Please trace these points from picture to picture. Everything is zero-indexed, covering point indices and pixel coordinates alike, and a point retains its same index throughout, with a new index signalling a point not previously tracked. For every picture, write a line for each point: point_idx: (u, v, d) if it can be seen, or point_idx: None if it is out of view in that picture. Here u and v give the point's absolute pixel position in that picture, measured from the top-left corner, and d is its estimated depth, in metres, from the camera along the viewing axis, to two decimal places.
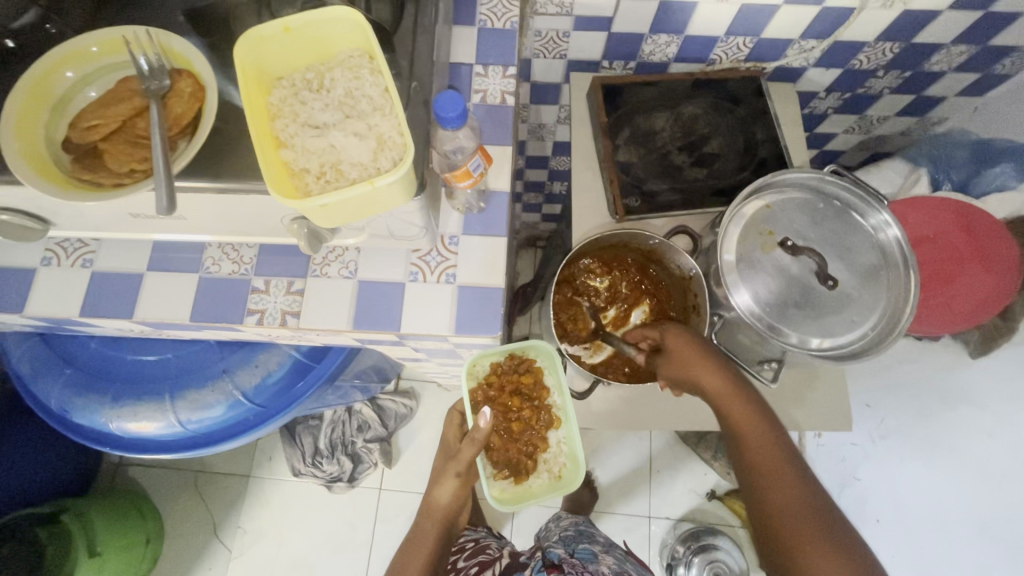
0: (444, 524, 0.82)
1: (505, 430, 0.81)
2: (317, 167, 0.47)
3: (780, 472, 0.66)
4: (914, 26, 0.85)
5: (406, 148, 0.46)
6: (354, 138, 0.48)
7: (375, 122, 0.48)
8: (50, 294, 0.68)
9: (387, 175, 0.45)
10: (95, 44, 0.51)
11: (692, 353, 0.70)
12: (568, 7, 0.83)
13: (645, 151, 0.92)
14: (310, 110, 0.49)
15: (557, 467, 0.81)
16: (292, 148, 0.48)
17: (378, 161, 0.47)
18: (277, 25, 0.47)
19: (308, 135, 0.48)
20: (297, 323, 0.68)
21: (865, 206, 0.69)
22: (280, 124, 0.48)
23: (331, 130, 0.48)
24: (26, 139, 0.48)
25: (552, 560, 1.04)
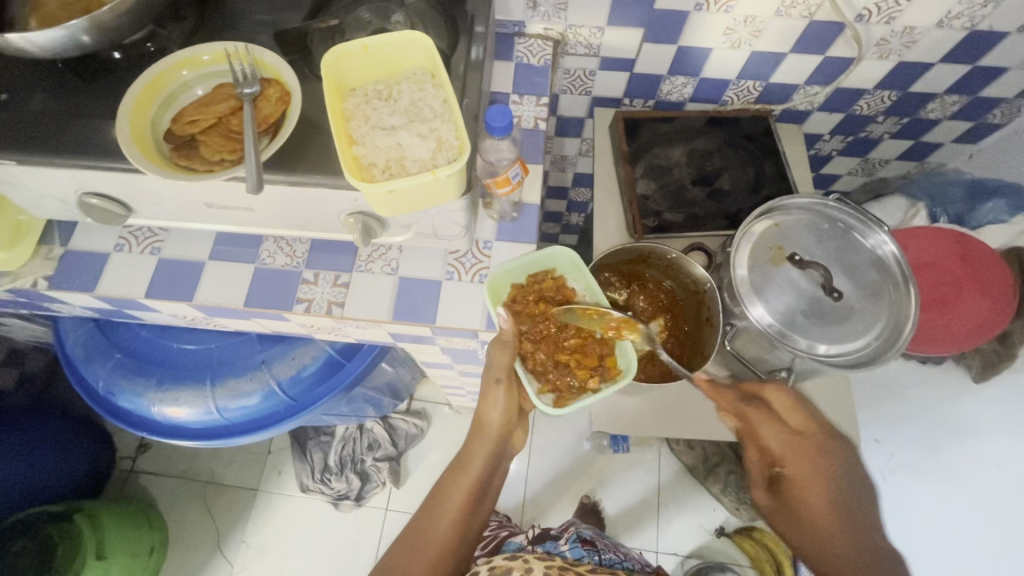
0: (496, 444, 0.79)
1: (541, 342, 0.75)
2: (384, 162, 0.55)
3: None
4: (908, 76, 0.94)
5: (462, 149, 0.54)
6: (418, 139, 0.56)
7: (436, 128, 0.56)
8: (119, 275, 0.74)
9: (446, 168, 0.53)
10: (206, 53, 0.60)
11: (800, 494, 0.69)
12: (596, 48, 0.93)
13: (663, 178, 0.99)
14: (380, 115, 0.57)
15: (613, 362, 0.75)
16: (363, 145, 0.56)
17: (437, 158, 0.55)
18: (358, 44, 0.57)
19: (376, 136, 0.56)
20: (341, 312, 0.73)
21: (866, 228, 0.75)
22: (354, 125, 0.57)
23: (398, 133, 0.56)
24: (138, 130, 0.56)
25: (585, 536, 1.22)
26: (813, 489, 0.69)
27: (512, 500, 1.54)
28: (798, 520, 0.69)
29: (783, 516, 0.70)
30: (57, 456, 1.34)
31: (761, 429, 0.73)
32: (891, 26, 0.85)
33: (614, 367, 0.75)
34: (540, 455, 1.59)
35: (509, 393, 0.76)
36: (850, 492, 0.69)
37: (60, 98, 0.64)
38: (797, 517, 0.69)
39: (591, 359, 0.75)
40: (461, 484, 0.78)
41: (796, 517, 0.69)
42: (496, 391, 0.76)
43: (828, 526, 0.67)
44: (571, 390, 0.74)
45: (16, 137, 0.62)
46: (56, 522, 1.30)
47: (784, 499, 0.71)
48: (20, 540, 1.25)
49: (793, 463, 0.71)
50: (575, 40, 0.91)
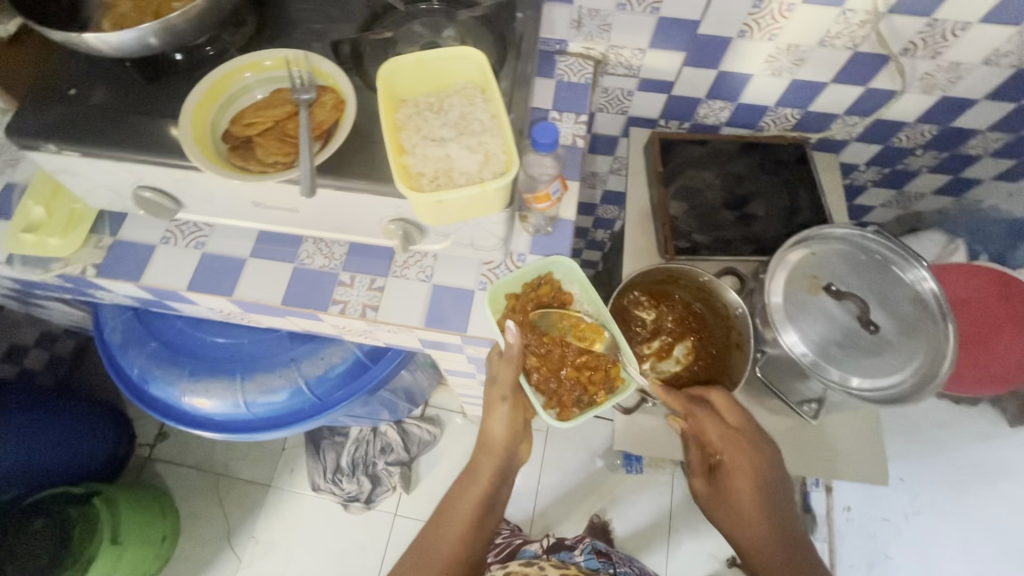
0: (503, 458, 0.78)
1: (546, 352, 0.76)
2: (432, 172, 0.56)
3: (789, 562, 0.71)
4: (950, 111, 0.94)
5: (509, 163, 0.56)
6: (467, 152, 0.57)
7: (485, 141, 0.58)
8: (164, 267, 0.77)
9: (494, 182, 0.54)
10: (269, 59, 0.62)
11: (732, 488, 0.74)
12: (636, 70, 0.94)
13: (696, 200, 0.99)
14: (431, 126, 0.59)
15: (613, 364, 0.75)
16: (413, 155, 0.57)
17: (485, 171, 0.56)
18: (413, 57, 0.59)
19: (426, 147, 0.58)
20: (374, 316, 0.75)
21: (905, 262, 0.74)
22: (405, 135, 0.58)
23: (447, 145, 0.58)
24: (198, 129, 0.59)
25: (599, 547, 1.24)
26: (747, 484, 0.73)
27: (520, 513, 1.53)
28: (726, 508, 0.75)
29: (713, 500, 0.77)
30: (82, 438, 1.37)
31: (699, 428, 0.76)
32: (937, 61, 0.85)
33: (616, 368, 0.75)
34: (552, 469, 1.58)
35: (513, 409, 0.76)
36: (775, 487, 0.73)
37: (123, 94, 0.67)
38: (724, 504, 0.76)
39: (593, 364, 0.76)
40: (467, 499, 0.78)
41: (725, 505, 0.76)
42: (499, 407, 0.75)
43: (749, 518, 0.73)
44: (577, 401, 0.75)
45: (81, 129, 0.64)
46: (77, 504, 1.34)
47: (718, 487, 0.76)
48: (41, 520, 1.28)
49: (726, 459, 0.74)
50: (616, 61, 0.93)
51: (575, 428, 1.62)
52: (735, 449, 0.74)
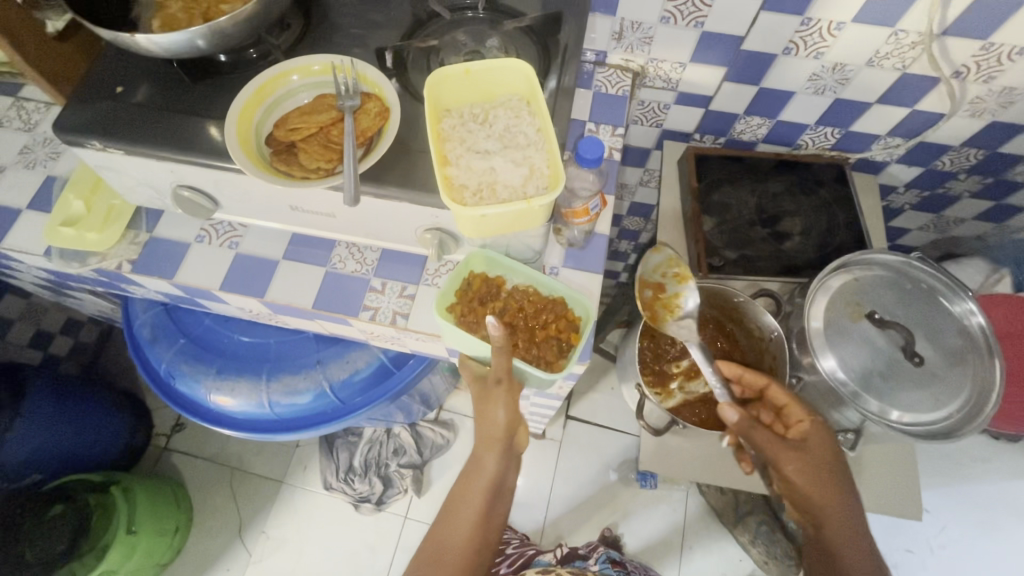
0: (505, 452, 0.75)
1: (508, 329, 0.71)
2: (475, 184, 0.56)
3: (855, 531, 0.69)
4: (999, 136, 0.91)
5: (554, 178, 0.55)
6: (511, 165, 0.57)
7: (530, 155, 0.58)
8: (198, 265, 0.77)
9: (540, 198, 0.54)
10: (316, 64, 0.62)
11: (826, 460, 0.69)
12: (674, 83, 0.93)
13: (731, 217, 0.97)
14: (475, 138, 0.59)
15: (566, 307, 0.72)
16: (457, 166, 0.57)
17: (529, 185, 0.56)
18: (460, 68, 0.59)
19: (470, 158, 0.58)
20: (405, 324, 0.74)
21: (952, 293, 0.72)
22: (449, 146, 0.58)
23: (492, 157, 0.58)
24: (243, 131, 0.59)
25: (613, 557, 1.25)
26: (827, 452, 0.70)
27: (531, 522, 1.51)
28: (824, 485, 0.68)
29: (806, 482, 0.68)
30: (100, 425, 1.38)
31: (788, 399, 0.71)
32: (989, 85, 0.83)
33: (570, 311, 0.72)
34: (565, 480, 1.56)
35: (509, 394, 0.71)
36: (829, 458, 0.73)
37: (167, 93, 0.67)
38: (821, 480, 0.68)
39: (551, 314, 0.71)
40: (474, 492, 0.75)
41: (824, 481, 0.68)
42: (496, 394, 0.71)
43: (843, 489, 0.69)
44: (561, 352, 0.71)
45: (124, 128, 0.65)
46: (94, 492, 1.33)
47: (810, 464, 0.68)
48: (60, 505, 1.26)
49: (818, 428, 0.70)
50: (655, 73, 0.91)
51: (589, 439, 1.60)
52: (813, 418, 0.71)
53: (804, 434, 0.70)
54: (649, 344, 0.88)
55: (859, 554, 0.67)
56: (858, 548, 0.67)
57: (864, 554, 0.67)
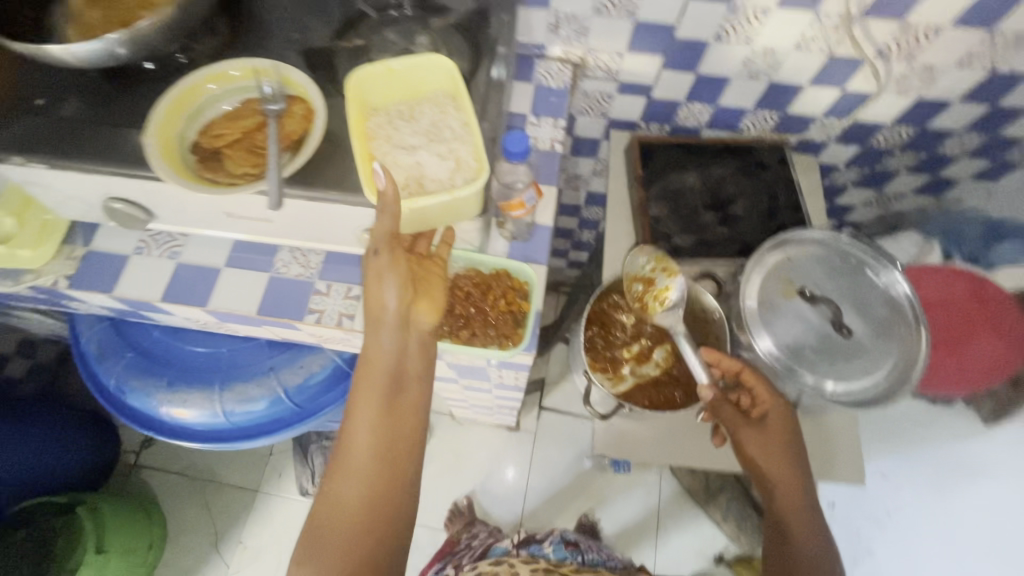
0: (398, 335, 0.63)
1: (460, 315, 0.72)
2: (403, 180, 0.59)
3: (816, 523, 0.73)
4: (927, 112, 0.94)
5: (479, 171, 0.59)
6: (438, 160, 0.60)
7: (457, 149, 0.60)
8: (137, 278, 0.76)
9: (463, 190, 0.58)
10: (234, 68, 0.61)
11: (782, 439, 0.75)
12: (614, 73, 0.94)
13: (677, 204, 0.98)
14: (402, 134, 0.62)
15: (510, 278, 0.73)
16: (383, 163, 0.60)
17: (455, 179, 0.59)
18: (382, 66, 0.60)
19: (396, 157, 0.60)
20: (351, 325, 0.74)
21: (879, 266, 0.75)
22: (376, 145, 0.61)
23: (419, 154, 0.61)
24: (166, 141, 0.58)
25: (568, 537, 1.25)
26: (784, 432, 0.75)
27: (510, 514, 1.53)
28: (781, 463, 0.74)
29: (764, 459, 0.74)
30: (62, 449, 1.34)
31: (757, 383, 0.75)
32: (911, 63, 0.85)
33: (516, 281, 0.73)
34: (541, 471, 1.58)
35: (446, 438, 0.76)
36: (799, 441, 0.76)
37: (92, 104, 0.66)
38: (779, 457, 0.74)
39: (496, 289, 0.72)
40: (373, 376, 0.64)
41: (781, 458, 0.74)
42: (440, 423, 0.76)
43: (797, 466, 0.74)
44: (517, 323, 0.72)
45: (47, 142, 0.63)
46: (59, 515, 1.31)
47: (769, 442, 0.74)
48: (22, 532, 1.24)
49: (778, 410, 0.75)
50: (595, 64, 0.92)
51: (563, 428, 1.62)
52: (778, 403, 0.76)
53: (765, 414, 0.76)
54: (599, 330, 0.89)
55: (812, 540, 0.71)
56: (810, 530, 0.72)
57: (819, 538, 0.71)
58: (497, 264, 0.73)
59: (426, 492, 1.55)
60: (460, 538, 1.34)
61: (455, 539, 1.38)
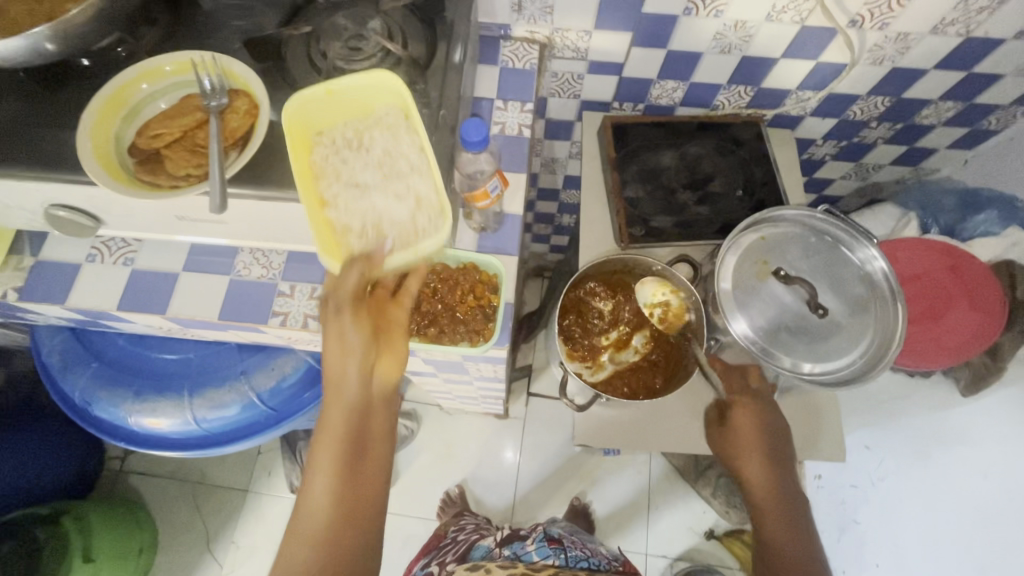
0: (356, 402, 0.63)
1: (429, 313, 0.70)
2: (362, 227, 0.60)
3: (791, 513, 0.78)
4: (904, 81, 0.92)
5: (441, 211, 0.60)
6: (395, 199, 0.61)
7: (413, 184, 0.60)
8: (91, 287, 0.73)
9: (429, 239, 0.59)
10: (168, 64, 0.59)
11: (751, 436, 0.79)
12: (583, 52, 0.90)
13: (653, 186, 0.96)
14: (353, 169, 0.61)
15: (478, 272, 0.71)
16: (336, 207, 0.60)
17: (415, 220, 0.60)
18: (323, 91, 0.58)
19: (349, 196, 0.60)
20: (317, 326, 0.72)
21: (855, 242, 0.74)
22: (326, 183, 0.60)
23: (374, 192, 0.61)
24: (101, 144, 0.55)
25: (553, 535, 1.22)
26: (751, 430, 0.79)
27: (502, 501, 1.53)
28: (750, 461, 0.79)
29: (733, 458, 0.80)
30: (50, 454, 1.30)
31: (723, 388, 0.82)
32: (885, 32, 0.83)
33: (484, 274, 0.71)
34: (531, 457, 1.58)
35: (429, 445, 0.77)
36: (777, 434, 0.79)
37: (23, 104, 0.61)
38: (748, 454, 0.78)
39: (464, 284, 0.70)
40: (329, 441, 0.63)
41: (751, 457, 0.79)
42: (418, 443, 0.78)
43: (767, 461, 0.78)
44: (488, 318, 0.70)
45: None
46: (43, 525, 1.26)
47: (736, 441, 0.79)
48: (8, 542, 1.19)
49: (744, 408, 0.80)
50: (562, 43, 0.89)
51: (552, 413, 1.62)
52: (744, 403, 0.80)
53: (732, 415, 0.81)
54: (575, 319, 0.88)
55: (782, 529, 0.77)
56: (781, 519, 0.78)
57: (791, 530, 0.77)
58: (465, 258, 0.71)
59: (417, 484, 1.54)
60: (449, 531, 1.33)
61: (444, 530, 1.39)
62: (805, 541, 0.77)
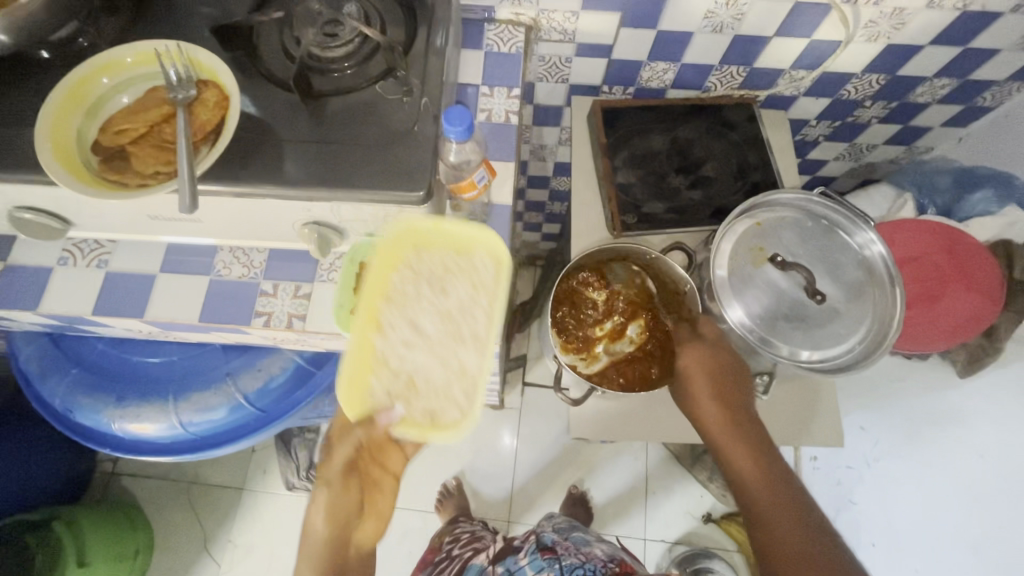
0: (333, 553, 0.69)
1: None
2: (400, 374, 0.63)
3: (772, 469, 0.69)
4: (899, 59, 0.90)
5: (476, 397, 0.61)
6: (438, 362, 0.63)
7: (464, 355, 0.63)
8: (64, 292, 0.70)
9: (454, 418, 0.61)
10: (130, 56, 0.56)
11: (709, 389, 0.72)
12: (570, 34, 0.87)
13: (644, 172, 0.94)
14: (418, 311, 0.64)
15: None
16: (387, 338, 0.63)
17: (448, 389, 0.62)
18: (430, 223, 0.63)
19: (402, 332, 0.63)
20: (302, 326, 0.70)
21: (852, 226, 0.72)
22: (390, 316, 0.64)
23: (424, 335, 0.63)
24: (61, 142, 0.52)
25: (546, 542, 1.16)
26: (705, 382, 0.73)
27: (500, 491, 1.53)
28: (718, 418, 0.72)
29: (700, 418, 0.73)
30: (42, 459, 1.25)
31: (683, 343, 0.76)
32: (879, 8, 0.80)
33: None
34: (528, 447, 1.57)
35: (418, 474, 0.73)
36: (736, 381, 0.73)
37: None
38: (710, 409, 0.72)
39: None
40: None
41: (718, 412, 0.72)
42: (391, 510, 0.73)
43: (734, 414, 0.72)
44: None
45: None
46: (30, 532, 1.20)
47: (697, 397, 0.73)
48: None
49: (697, 359, 0.74)
50: (549, 25, 0.85)
51: (548, 403, 1.61)
52: (700, 354, 0.74)
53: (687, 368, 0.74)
54: (569, 310, 0.86)
55: (769, 490, 0.68)
56: (762, 478, 0.69)
57: (772, 483, 0.69)
58: None
59: (414, 478, 1.53)
60: (442, 544, 1.28)
61: (437, 542, 1.32)
62: (778, 467, 0.70)
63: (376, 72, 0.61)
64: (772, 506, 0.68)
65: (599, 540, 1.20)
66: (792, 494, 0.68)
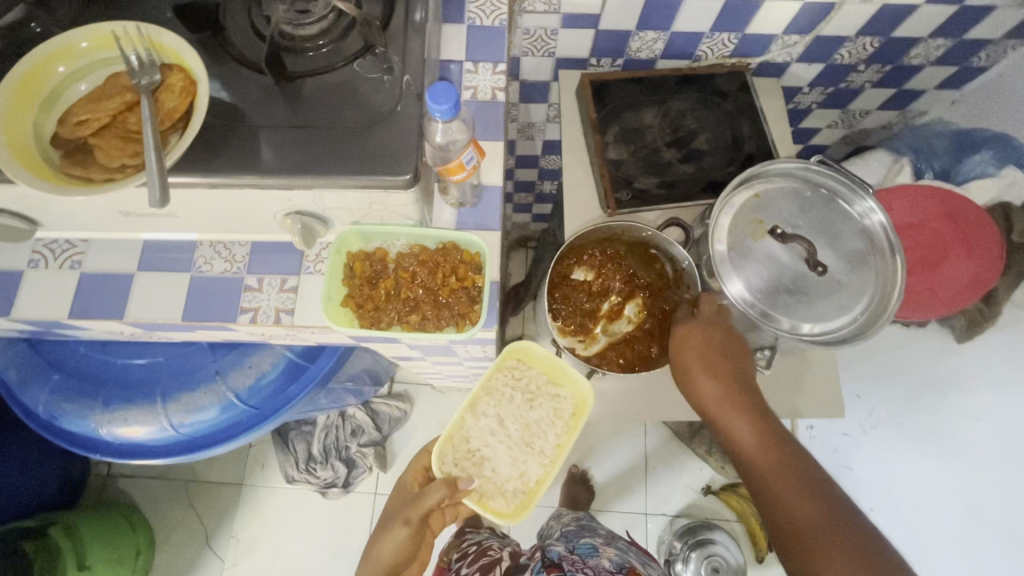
0: None
1: (409, 300, 0.65)
2: (477, 453, 0.83)
3: (777, 437, 0.66)
4: (894, 20, 0.87)
5: (525, 499, 0.82)
6: (510, 458, 0.84)
7: (531, 463, 0.84)
8: (37, 296, 0.67)
9: (502, 506, 0.81)
10: (84, 40, 0.52)
11: (706, 356, 0.70)
12: (556, 5, 0.83)
13: (635, 147, 0.91)
14: (507, 411, 0.83)
15: (459, 251, 0.66)
16: (474, 418, 0.83)
17: (506, 480, 0.83)
18: (544, 354, 0.82)
19: (487, 420, 0.83)
20: (291, 320, 0.67)
21: (851, 194, 0.71)
22: (483, 405, 0.83)
23: (505, 431, 0.84)
24: (18, 137, 0.49)
25: (551, 560, 1.05)
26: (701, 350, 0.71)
27: None
28: (714, 386, 0.70)
29: (698, 389, 0.71)
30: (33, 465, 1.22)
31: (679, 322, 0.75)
32: None
33: (466, 254, 0.66)
34: None
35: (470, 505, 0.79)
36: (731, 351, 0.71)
37: None
38: (707, 377, 0.70)
39: (442, 266, 0.65)
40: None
41: (714, 381, 0.70)
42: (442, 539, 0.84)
43: (731, 383, 0.69)
44: (473, 300, 0.66)
45: None
46: (28, 538, 1.17)
47: (694, 366, 0.71)
48: None
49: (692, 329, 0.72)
50: None
51: None
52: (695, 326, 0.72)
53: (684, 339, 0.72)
54: (564, 294, 0.84)
55: (771, 457, 0.65)
56: (763, 444, 0.66)
57: (776, 451, 0.65)
58: (443, 238, 0.67)
59: None
60: (451, 563, 1.15)
61: (445, 561, 1.20)
62: (780, 436, 0.67)
63: (352, 50, 0.58)
64: (776, 477, 0.64)
65: (608, 543, 1.20)
66: (799, 469, 0.64)
